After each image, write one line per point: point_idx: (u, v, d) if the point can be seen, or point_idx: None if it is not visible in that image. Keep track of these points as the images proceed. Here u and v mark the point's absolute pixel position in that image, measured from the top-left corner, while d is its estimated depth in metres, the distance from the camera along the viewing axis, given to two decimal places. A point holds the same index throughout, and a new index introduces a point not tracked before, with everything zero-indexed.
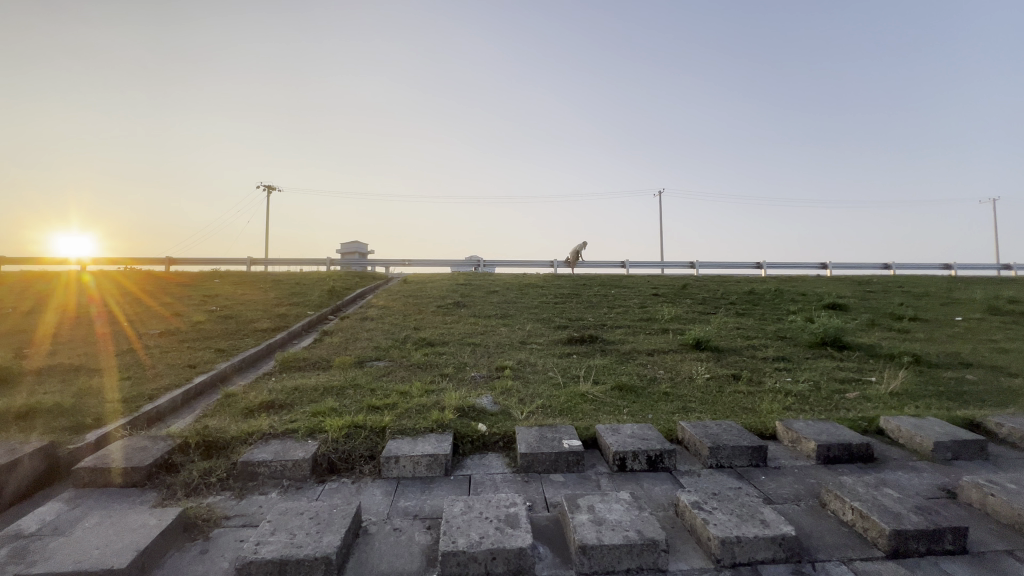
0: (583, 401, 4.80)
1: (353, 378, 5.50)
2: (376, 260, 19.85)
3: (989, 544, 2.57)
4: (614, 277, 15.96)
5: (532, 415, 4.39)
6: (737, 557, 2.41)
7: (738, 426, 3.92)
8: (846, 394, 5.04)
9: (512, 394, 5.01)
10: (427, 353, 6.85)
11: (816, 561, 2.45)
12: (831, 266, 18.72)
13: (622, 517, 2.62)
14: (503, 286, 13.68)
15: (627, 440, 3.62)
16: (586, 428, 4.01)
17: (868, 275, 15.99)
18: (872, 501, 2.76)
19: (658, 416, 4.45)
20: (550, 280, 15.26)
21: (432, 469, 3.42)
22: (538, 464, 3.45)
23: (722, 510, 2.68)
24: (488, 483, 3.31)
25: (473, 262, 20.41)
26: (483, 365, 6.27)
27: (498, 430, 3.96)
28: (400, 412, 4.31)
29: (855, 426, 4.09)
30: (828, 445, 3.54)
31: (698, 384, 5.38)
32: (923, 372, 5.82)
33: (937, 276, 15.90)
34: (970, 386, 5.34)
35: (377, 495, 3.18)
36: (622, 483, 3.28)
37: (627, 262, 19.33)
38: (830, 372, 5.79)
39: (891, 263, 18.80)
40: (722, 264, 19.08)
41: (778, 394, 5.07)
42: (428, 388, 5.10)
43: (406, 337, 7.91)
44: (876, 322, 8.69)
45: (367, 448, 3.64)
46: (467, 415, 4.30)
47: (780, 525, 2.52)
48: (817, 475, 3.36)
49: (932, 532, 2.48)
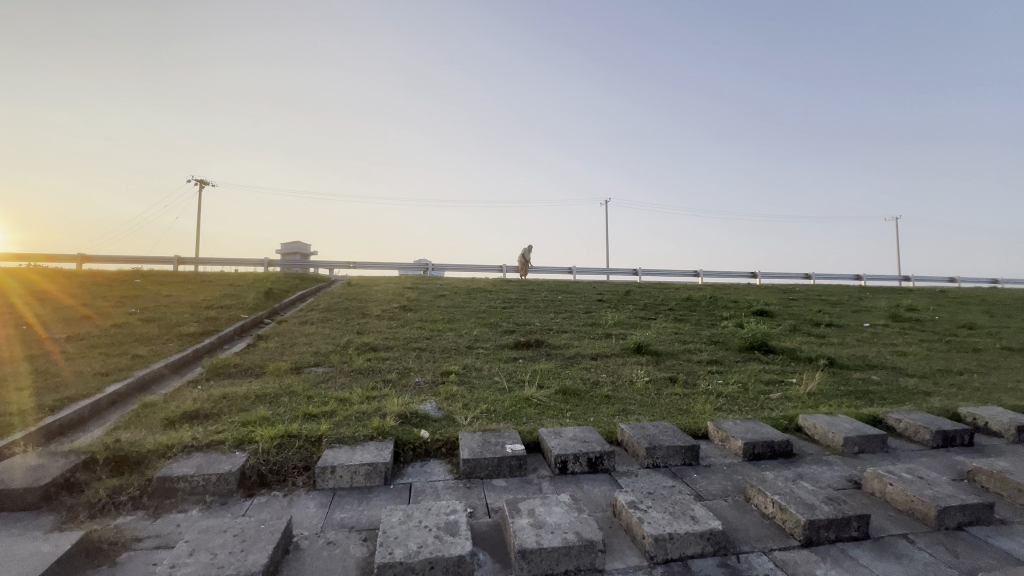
0: (527, 405, 4.84)
1: (288, 385, 5.22)
2: (318, 262, 19.08)
3: (886, 529, 2.84)
4: (561, 283, 16.25)
5: (476, 420, 4.36)
6: (668, 553, 2.51)
7: (674, 427, 4.10)
8: (770, 395, 5.41)
9: (457, 399, 4.96)
10: (370, 359, 6.65)
11: (739, 553, 2.59)
12: (759, 275, 20.11)
13: (561, 519, 2.65)
14: (451, 291, 13.54)
15: (569, 443, 3.68)
16: (530, 432, 4.03)
17: (791, 285, 17.32)
18: (790, 494, 2.97)
19: (599, 419, 4.56)
20: (499, 285, 15.31)
21: (371, 478, 3.31)
22: (480, 469, 3.43)
23: (656, 509, 2.78)
24: (429, 491, 3.25)
25: (422, 265, 20.09)
26: (427, 370, 6.18)
27: (441, 436, 3.90)
28: (338, 419, 4.15)
29: (777, 424, 4.40)
30: (753, 444, 3.77)
31: (637, 387, 5.57)
32: (836, 373, 6.37)
33: (850, 286, 17.47)
34: (874, 385, 5.91)
35: (311, 507, 3.03)
36: (563, 485, 3.33)
37: (574, 269, 19.79)
38: (757, 374, 6.21)
39: (811, 273, 20.43)
40: (662, 272, 19.98)
41: (710, 395, 5.35)
42: (369, 395, 4.94)
43: (348, 342, 7.63)
44: (798, 328, 9.42)
45: (301, 459, 3.47)
46: (410, 422, 4.21)
47: (709, 520, 2.66)
48: (743, 471, 3.57)
49: (840, 520, 2.70)
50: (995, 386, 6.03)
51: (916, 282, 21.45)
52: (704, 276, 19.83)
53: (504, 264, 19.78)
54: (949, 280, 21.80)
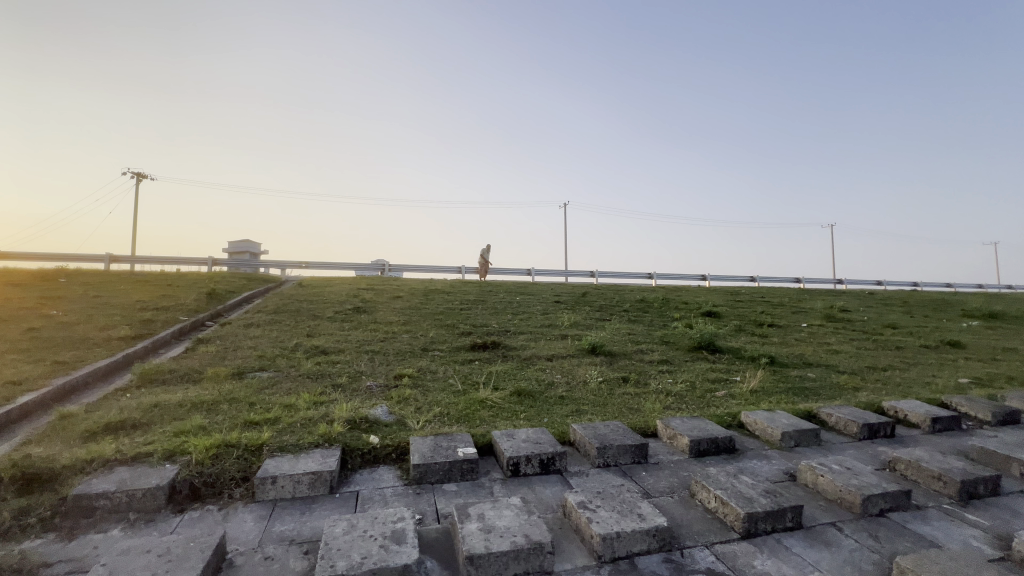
0: (481, 407, 4.80)
1: (228, 391, 4.93)
2: (267, 262, 18.27)
3: (818, 519, 3.00)
4: (520, 285, 16.33)
5: (428, 424, 4.29)
6: (616, 552, 2.55)
7: (625, 426, 4.17)
8: (715, 393, 5.64)
9: (409, 403, 4.86)
10: (319, 362, 6.40)
11: (684, 548, 2.67)
12: (708, 278, 21.03)
13: (511, 523, 2.63)
14: (408, 292, 13.29)
15: (521, 445, 3.67)
16: (482, 435, 4.00)
17: (737, 287, 18.20)
18: (731, 489, 3.09)
19: (553, 420, 4.58)
20: (457, 286, 15.18)
21: (315, 488, 3.17)
22: (430, 474, 3.36)
23: (604, 508, 2.81)
24: (377, 498, 3.15)
25: (378, 265, 19.62)
26: (380, 373, 6.01)
27: (391, 441, 3.80)
28: (282, 426, 3.96)
29: (721, 421, 4.58)
30: (698, 441, 3.91)
31: (591, 387, 5.66)
32: (775, 371, 6.73)
33: (790, 288, 18.58)
34: (809, 382, 6.28)
35: (248, 521, 2.86)
36: (514, 488, 3.32)
37: (533, 270, 19.96)
38: (704, 373, 6.46)
39: (755, 276, 21.57)
40: (617, 274, 20.50)
41: (660, 394, 5.51)
42: (316, 400, 4.75)
43: (296, 345, 7.32)
44: (742, 328, 9.90)
45: (239, 470, 3.27)
46: (359, 427, 4.07)
47: (655, 518, 2.72)
48: (689, 468, 3.68)
49: (776, 512, 2.84)
50: (914, 381, 6.55)
51: (848, 284, 23.09)
52: (657, 278, 20.53)
53: (463, 265, 19.65)
54: (877, 284, 23.60)
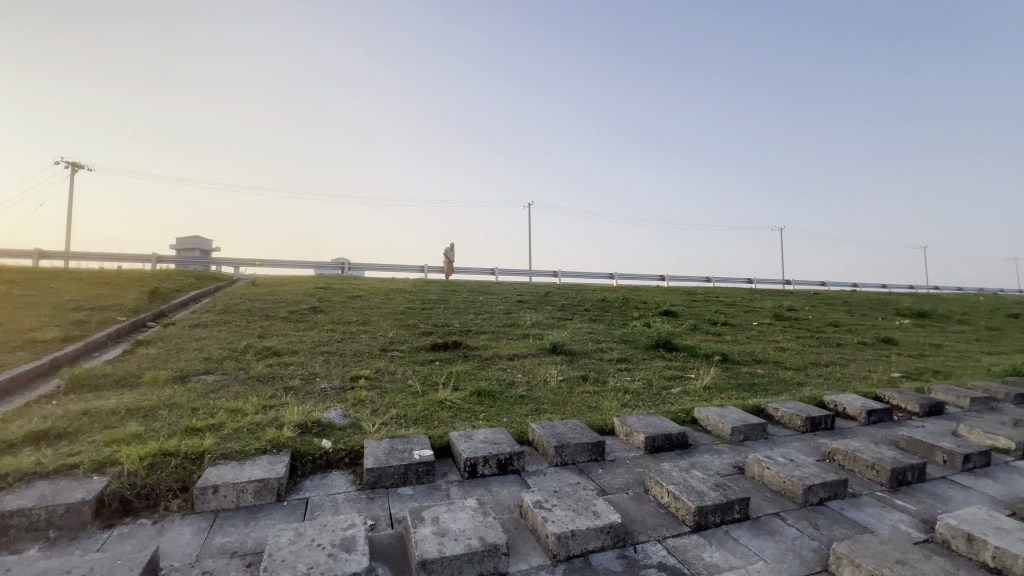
0: (440, 408, 4.72)
1: (169, 396, 4.64)
2: (217, 260, 17.40)
3: (763, 509, 3.12)
4: (483, 284, 16.26)
5: (384, 427, 4.18)
6: (571, 550, 2.55)
7: (582, 424, 4.21)
8: (670, 390, 5.79)
9: (365, 405, 4.72)
10: (271, 364, 6.13)
11: (637, 543, 2.71)
12: (666, 279, 21.67)
13: (466, 525, 2.59)
14: (368, 291, 12.95)
15: (479, 446, 3.63)
16: (440, 436, 3.94)
17: (693, 287, 18.82)
18: (683, 483, 3.17)
19: (512, 420, 4.57)
20: (419, 285, 14.95)
21: (261, 496, 3.02)
22: (385, 479, 3.27)
23: (560, 507, 2.81)
24: (328, 505, 3.03)
25: (337, 263, 19.04)
26: (336, 375, 5.83)
27: (345, 446, 3.68)
28: (227, 433, 3.75)
29: (676, 417, 4.70)
30: (653, 437, 3.99)
31: (551, 386, 5.69)
32: (727, 368, 6.99)
33: (742, 287, 19.40)
34: (758, 378, 6.56)
35: (186, 534, 2.69)
36: (471, 489, 3.28)
37: (496, 270, 19.95)
38: (661, 371, 6.63)
39: (711, 277, 22.41)
40: (580, 275, 20.79)
41: (618, 392, 5.61)
42: (265, 404, 4.53)
43: (246, 346, 6.99)
44: (697, 327, 10.24)
45: (177, 480, 3.07)
46: (311, 431, 3.92)
47: (609, 515, 2.75)
48: (644, 464, 3.76)
49: (724, 504, 2.93)
50: (852, 376, 6.96)
51: (796, 284, 24.33)
52: (619, 277, 20.99)
53: (425, 264, 19.37)
54: (821, 284, 24.95)
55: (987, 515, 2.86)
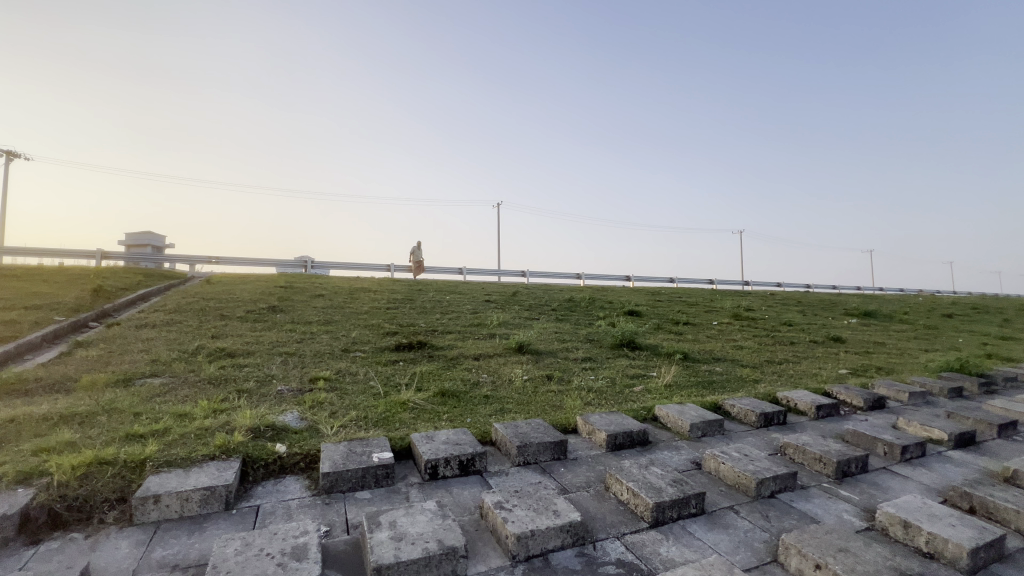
0: (402, 410, 4.63)
1: (109, 401, 4.36)
2: (168, 257, 16.55)
3: (718, 503, 3.21)
4: (451, 284, 16.12)
5: (343, 429, 4.07)
6: (530, 550, 2.54)
7: (545, 423, 4.22)
8: (633, 388, 5.89)
9: (324, 408, 4.58)
10: (224, 366, 5.86)
11: (596, 541, 2.73)
12: (631, 279, 22.13)
13: (424, 528, 2.54)
14: (331, 290, 12.61)
15: (440, 447, 3.58)
16: (401, 438, 3.85)
17: (657, 287, 19.27)
18: (642, 480, 3.22)
19: (475, 420, 4.53)
20: (386, 285, 14.69)
21: (208, 505, 2.87)
22: (342, 483, 3.17)
23: (520, 507, 2.80)
24: (280, 512, 2.91)
25: (300, 261, 18.47)
26: (294, 376, 5.63)
27: (300, 450, 3.55)
28: (172, 439, 3.55)
29: (637, 415, 4.78)
30: (614, 435, 4.04)
31: (516, 385, 5.68)
32: (688, 366, 7.17)
33: (703, 288, 20.02)
34: (717, 376, 6.76)
35: (122, 548, 2.52)
36: (432, 492, 3.23)
37: (464, 270, 19.85)
38: (624, 369, 6.73)
39: (674, 278, 23.04)
40: (547, 275, 20.93)
41: (582, 391, 5.66)
42: (216, 408, 4.32)
43: (198, 347, 6.66)
44: (660, 326, 10.49)
45: (114, 490, 2.88)
46: (264, 435, 3.76)
47: (569, 513, 2.75)
48: (605, 462, 3.80)
49: (681, 499, 2.99)
50: (803, 373, 7.29)
51: (753, 286, 25.30)
52: (586, 277, 21.28)
53: (392, 263, 19.06)
54: (777, 285, 26.00)
55: (921, 503, 3.04)
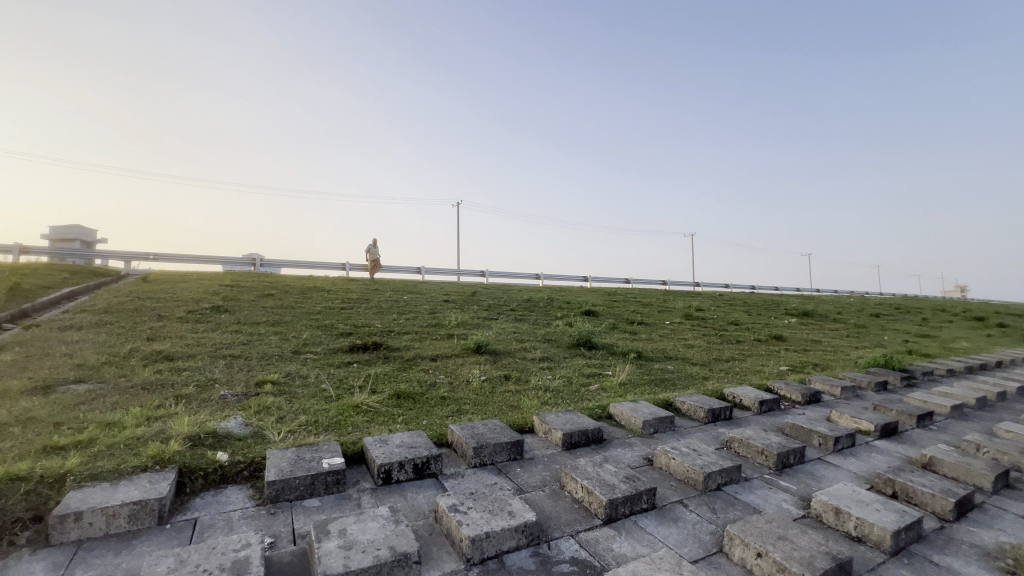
0: (354, 413, 4.49)
1: (24, 411, 3.97)
2: (99, 253, 15.34)
3: (668, 498, 3.31)
4: (408, 283, 15.84)
5: (291, 435, 3.89)
6: (485, 553, 2.52)
7: (502, 424, 4.20)
8: (588, 387, 5.99)
9: (271, 413, 4.37)
10: (160, 370, 5.49)
11: (551, 540, 2.74)
12: (588, 279, 22.57)
13: (376, 536, 2.46)
14: (281, 289, 12.08)
15: (394, 451, 3.49)
16: (353, 443, 3.73)
17: (614, 288, 19.73)
18: (596, 478, 3.27)
19: (432, 422, 4.46)
20: (340, 284, 14.24)
21: (138, 520, 2.66)
22: (288, 491, 3.03)
23: (475, 509, 2.77)
24: (220, 524, 2.75)
25: (248, 259, 17.58)
26: (238, 380, 5.34)
27: (244, 458, 3.37)
28: (98, 450, 3.27)
29: (592, 413, 4.86)
30: (570, 434, 4.08)
31: (473, 386, 5.65)
32: (641, 365, 7.37)
33: (657, 289, 20.69)
34: (669, 374, 6.99)
35: (36, 573, 2.29)
36: (385, 497, 3.15)
37: (422, 270, 19.57)
38: (581, 369, 6.83)
39: (629, 279, 23.72)
40: (507, 275, 21.00)
41: (539, 390, 5.70)
42: (151, 415, 4.03)
43: (131, 350, 6.19)
44: (616, 326, 10.74)
45: (27, 508, 2.62)
46: (204, 443, 3.54)
47: (524, 514, 2.75)
48: (560, 461, 3.84)
49: (633, 496, 3.06)
50: (748, 370, 7.67)
51: (703, 287, 26.42)
52: (544, 277, 21.52)
53: (347, 262, 18.53)
54: (724, 287, 27.29)
55: (851, 491, 3.26)
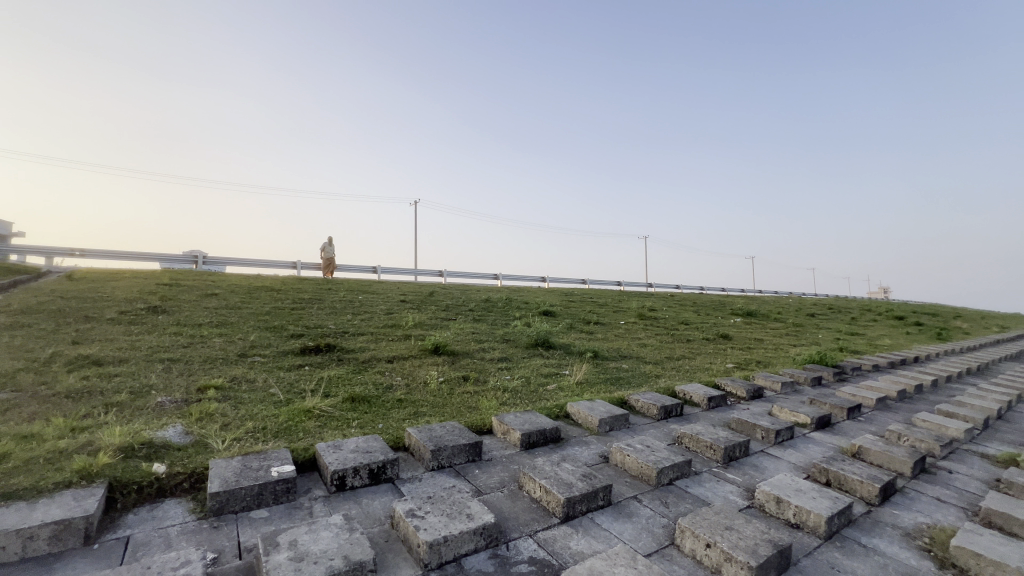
0: (306, 418, 4.32)
1: None
2: (14, 248, 13.95)
3: (624, 494, 3.40)
4: (363, 283, 15.42)
5: (237, 443, 3.70)
6: (443, 557, 2.49)
7: (460, 425, 4.17)
8: (546, 387, 6.06)
9: (215, 420, 4.13)
10: (88, 376, 5.06)
11: (509, 541, 2.75)
12: (546, 279, 22.84)
13: (329, 545, 2.38)
14: (226, 289, 11.44)
15: (348, 456, 3.38)
16: (304, 449, 3.59)
17: (571, 288, 20.03)
18: (554, 477, 3.30)
19: (388, 426, 4.36)
20: (291, 283, 13.67)
21: (60, 541, 2.44)
22: (233, 503, 2.87)
23: (433, 513, 2.73)
24: (156, 542, 2.56)
25: (189, 256, 16.55)
26: (178, 386, 5.01)
27: (184, 469, 3.16)
28: (14, 466, 2.97)
29: (550, 413, 4.91)
30: (528, 433, 4.11)
31: (431, 388, 5.57)
32: (598, 364, 7.53)
33: (612, 290, 21.22)
34: (623, 373, 7.18)
35: None
36: (338, 504, 3.05)
37: (378, 269, 19.13)
38: (539, 369, 6.90)
39: (585, 279, 24.21)
40: (465, 275, 20.89)
41: (497, 391, 5.70)
42: (77, 426, 3.71)
43: (53, 355, 5.67)
44: (573, 326, 10.93)
45: None
46: (139, 454, 3.30)
47: (483, 516, 2.74)
48: (519, 461, 3.85)
49: (590, 493, 3.12)
50: (697, 367, 8.01)
51: (655, 287, 27.35)
52: (502, 277, 21.58)
53: (298, 261, 17.83)
54: (675, 288, 28.37)
55: (790, 481, 3.47)
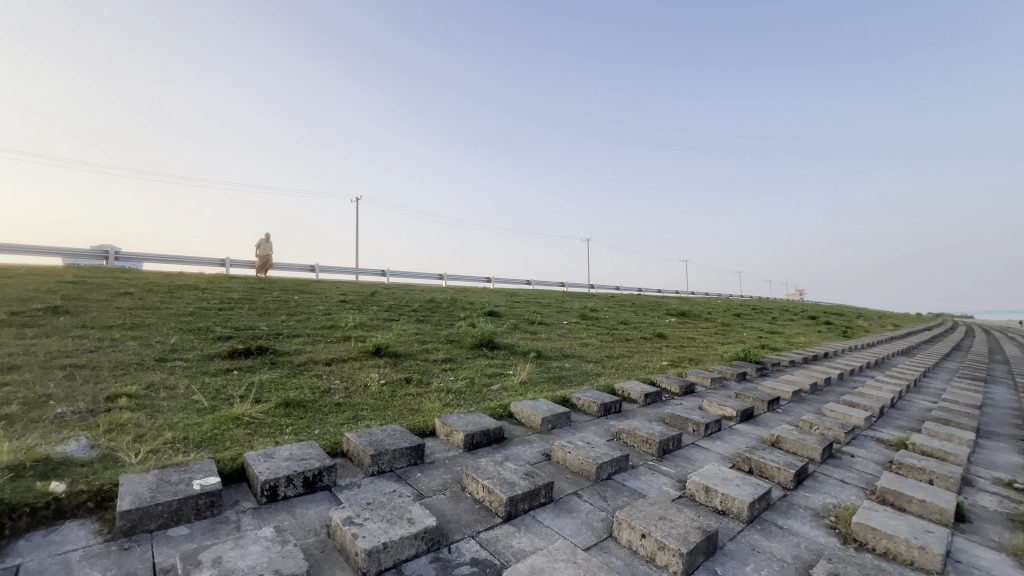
0: (234, 426, 4.04)
1: None
2: None
3: (564, 490, 3.48)
4: (300, 282, 14.68)
5: (153, 455, 3.39)
6: (382, 564, 2.42)
7: (402, 428, 4.08)
8: (490, 387, 6.06)
9: (127, 431, 3.77)
10: None
11: (451, 544, 2.72)
12: (491, 279, 22.88)
13: (258, 560, 2.24)
14: (141, 288, 10.44)
15: (281, 465, 3.21)
16: (231, 459, 3.35)
17: (516, 289, 20.20)
18: (497, 476, 3.32)
19: (325, 431, 4.18)
20: (219, 282, 12.74)
21: None
22: (148, 521, 2.63)
23: (372, 520, 2.65)
24: (54, 569, 2.29)
25: (99, 251, 14.98)
26: (84, 395, 4.51)
27: (89, 487, 2.86)
28: None
29: (494, 413, 4.93)
30: (471, 434, 4.09)
31: (371, 391, 5.40)
32: (541, 364, 7.64)
33: (556, 291, 21.63)
34: (566, 372, 7.34)
35: None
36: (270, 516, 2.88)
37: (316, 268, 18.29)
38: (483, 369, 6.89)
39: (530, 280, 24.53)
40: (408, 275, 20.45)
41: (441, 392, 5.63)
42: None
43: None
44: (517, 326, 11.02)
45: None
46: (32, 473, 2.93)
47: (424, 519, 2.70)
48: (462, 462, 3.83)
49: (532, 491, 3.16)
50: (635, 365, 8.34)
51: (596, 288, 28.19)
52: (447, 277, 21.37)
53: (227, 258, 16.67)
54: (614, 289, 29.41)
55: (717, 470, 3.70)
